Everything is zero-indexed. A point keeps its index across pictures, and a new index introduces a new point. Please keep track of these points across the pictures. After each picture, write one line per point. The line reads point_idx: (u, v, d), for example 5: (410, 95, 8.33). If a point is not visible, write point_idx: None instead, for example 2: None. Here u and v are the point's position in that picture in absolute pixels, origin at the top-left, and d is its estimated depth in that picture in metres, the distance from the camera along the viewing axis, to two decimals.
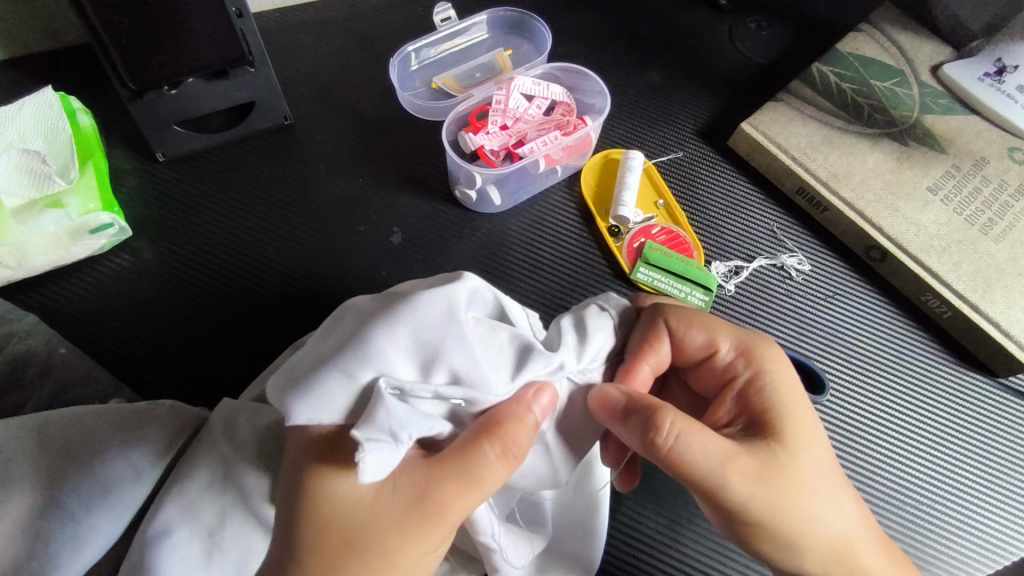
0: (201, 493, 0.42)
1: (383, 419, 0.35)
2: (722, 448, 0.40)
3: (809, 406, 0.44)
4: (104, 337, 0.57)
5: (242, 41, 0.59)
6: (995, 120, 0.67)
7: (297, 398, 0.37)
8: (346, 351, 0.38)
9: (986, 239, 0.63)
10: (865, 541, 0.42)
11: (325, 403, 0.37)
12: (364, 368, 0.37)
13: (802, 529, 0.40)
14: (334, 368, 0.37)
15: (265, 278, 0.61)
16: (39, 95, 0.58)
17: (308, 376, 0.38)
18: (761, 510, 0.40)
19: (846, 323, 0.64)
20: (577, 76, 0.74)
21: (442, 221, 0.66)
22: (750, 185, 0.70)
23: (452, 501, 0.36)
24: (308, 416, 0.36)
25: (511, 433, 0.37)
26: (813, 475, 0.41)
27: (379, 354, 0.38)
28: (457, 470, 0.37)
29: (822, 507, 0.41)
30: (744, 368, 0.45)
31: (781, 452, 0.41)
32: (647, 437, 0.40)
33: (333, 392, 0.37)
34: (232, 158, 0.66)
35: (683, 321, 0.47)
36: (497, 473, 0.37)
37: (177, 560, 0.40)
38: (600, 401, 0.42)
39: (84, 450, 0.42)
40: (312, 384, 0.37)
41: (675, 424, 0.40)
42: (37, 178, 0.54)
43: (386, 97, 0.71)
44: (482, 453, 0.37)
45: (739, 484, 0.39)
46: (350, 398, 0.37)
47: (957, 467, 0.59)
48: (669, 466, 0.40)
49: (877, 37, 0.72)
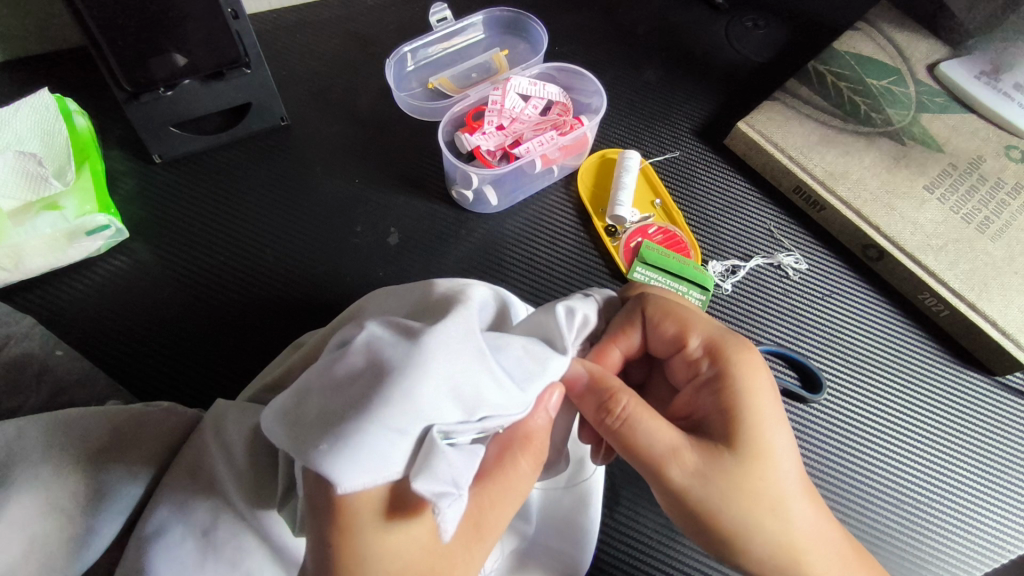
0: (197, 495, 0.43)
1: (444, 471, 0.33)
2: (666, 441, 0.40)
3: (770, 409, 0.42)
4: (101, 339, 0.57)
5: (239, 43, 0.59)
6: (991, 118, 0.67)
7: (341, 462, 0.32)
8: (378, 396, 0.34)
9: (983, 238, 0.63)
10: (813, 549, 0.41)
11: (375, 462, 0.33)
12: (410, 416, 0.34)
13: (741, 531, 0.40)
14: (371, 419, 0.33)
15: (262, 279, 0.61)
16: (35, 97, 0.58)
17: (341, 433, 0.33)
18: (699, 505, 0.40)
19: (842, 321, 0.64)
20: (573, 76, 0.74)
21: (438, 221, 0.66)
22: (747, 184, 0.70)
23: (500, 517, 0.38)
24: (358, 479, 0.32)
25: (538, 442, 0.40)
26: (761, 481, 0.40)
27: (424, 399, 0.34)
28: (501, 488, 0.38)
29: (766, 515, 0.40)
30: (708, 367, 0.44)
31: (729, 455, 0.40)
32: (599, 419, 0.42)
33: (385, 450, 0.33)
34: (229, 160, 0.66)
35: (659, 313, 0.47)
36: (530, 480, 0.40)
37: (171, 562, 0.40)
38: (564, 377, 0.43)
39: (81, 451, 0.42)
40: (355, 444, 0.32)
41: (627, 409, 0.41)
42: (32, 179, 0.54)
43: (383, 98, 0.71)
44: (518, 467, 0.39)
45: (677, 476, 0.40)
46: (403, 453, 0.33)
47: (951, 466, 0.59)
48: (617, 448, 0.42)
49: (873, 35, 0.72)
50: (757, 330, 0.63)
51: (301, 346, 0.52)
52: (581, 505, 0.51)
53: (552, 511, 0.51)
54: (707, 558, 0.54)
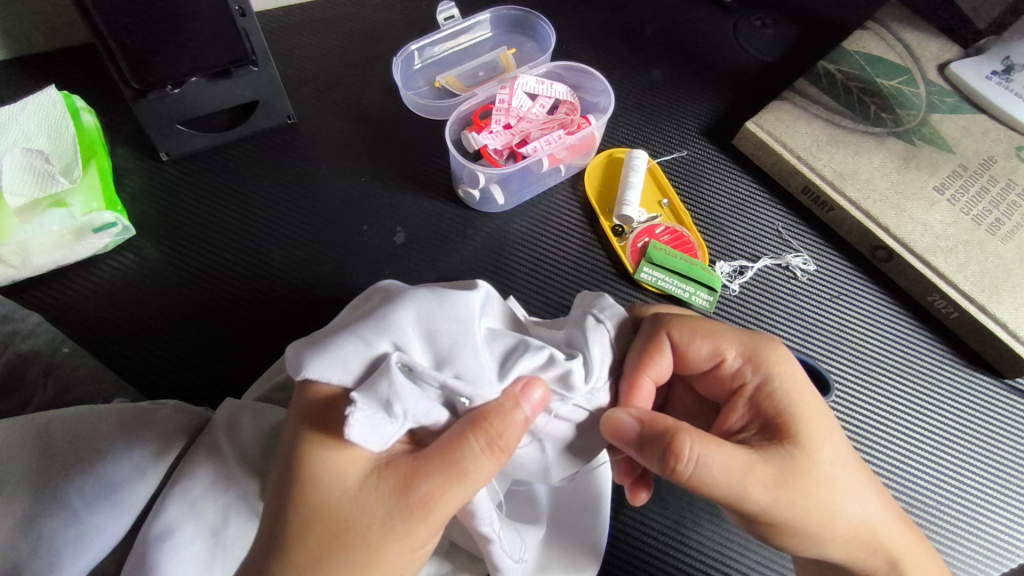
0: (204, 493, 0.43)
1: (384, 390, 0.36)
2: (741, 460, 0.39)
3: (819, 401, 0.44)
4: (109, 338, 0.57)
5: (245, 41, 0.59)
6: (1002, 119, 0.67)
7: (313, 356, 0.38)
8: (367, 322, 0.40)
9: (993, 240, 0.62)
10: (887, 523, 0.42)
11: (335, 363, 0.38)
12: (380, 338, 0.38)
13: (824, 524, 0.40)
14: (352, 335, 0.39)
15: (268, 277, 0.61)
16: (43, 95, 0.58)
17: (328, 338, 0.39)
18: (783, 511, 0.39)
19: (852, 323, 0.64)
20: (581, 75, 0.74)
21: (445, 220, 0.65)
22: (754, 185, 0.69)
23: (437, 497, 0.35)
24: (317, 372, 0.38)
25: (498, 427, 0.36)
26: (829, 470, 0.41)
27: (398, 329, 0.39)
28: (441, 464, 0.36)
29: (843, 499, 0.41)
30: (753, 374, 0.44)
31: (799, 455, 0.41)
32: (666, 464, 0.39)
33: (347, 356, 0.38)
34: (235, 157, 0.66)
35: (687, 332, 0.46)
36: (484, 468, 0.36)
37: (180, 560, 0.40)
38: (611, 427, 0.41)
39: (89, 449, 0.42)
40: (330, 345, 0.38)
41: (694, 447, 0.39)
42: (40, 177, 0.54)
43: (389, 96, 0.71)
44: (467, 450, 0.36)
45: (761, 494, 0.39)
46: (361, 364, 0.38)
47: (963, 468, 0.59)
48: (690, 487, 0.39)
49: (884, 35, 0.72)
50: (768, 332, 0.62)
51: None
52: (597, 492, 0.51)
53: (563, 500, 0.51)
54: (712, 559, 0.53)
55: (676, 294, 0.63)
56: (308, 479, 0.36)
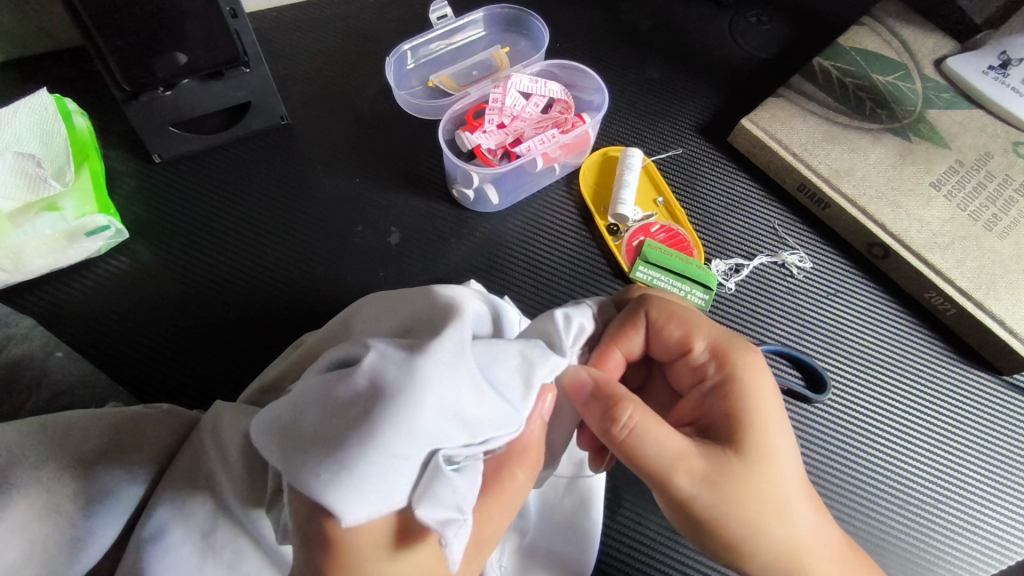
0: (195, 496, 0.43)
1: (450, 497, 0.33)
2: (676, 446, 0.40)
3: (778, 414, 0.43)
4: (103, 342, 0.57)
5: (237, 42, 0.59)
6: (998, 114, 0.66)
7: (345, 493, 0.31)
8: (381, 425, 0.32)
9: (990, 236, 0.62)
10: (817, 554, 0.42)
11: (379, 492, 0.32)
12: (414, 446, 0.32)
13: (750, 532, 0.40)
14: (376, 450, 0.32)
15: (262, 279, 0.61)
16: (34, 97, 0.58)
17: (346, 466, 0.32)
18: (704, 507, 0.40)
19: (847, 319, 0.63)
20: (575, 73, 0.73)
21: (440, 220, 0.65)
22: (750, 182, 0.69)
23: (501, 528, 0.39)
24: (364, 511, 0.32)
25: (536, 453, 0.40)
26: (765, 485, 0.41)
27: (429, 427, 0.33)
28: (497, 499, 0.38)
29: (773, 516, 0.41)
30: (715, 371, 0.45)
31: (738, 459, 0.41)
32: (602, 428, 0.41)
33: (393, 480, 0.32)
34: (229, 159, 0.66)
35: (664, 315, 0.46)
36: (527, 490, 0.40)
37: (172, 563, 0.40)
38: (569, 385, 0.42)
39: (80, 453, 0.42)
40: (360, 475, 0.31)
41: (632, 417, 0.40)
42: (32, 181, 0.54)
43: (383, 96, 0.70)
44: (515, 478, 0.39)
45: (685, 481, 0.40)
46: (410, 481, 0.32)
47: (958, 467, 0.58)
48: (620, 454, 0.41)
49: (879, 30, 0.71)
50: (761, 328, 0.62)
51: (300, 346, 0.52)
52: (590, 508, 0.51)
53: (552, 503, 0.51)
54: (708, 558, 0.53)
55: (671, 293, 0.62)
56: None
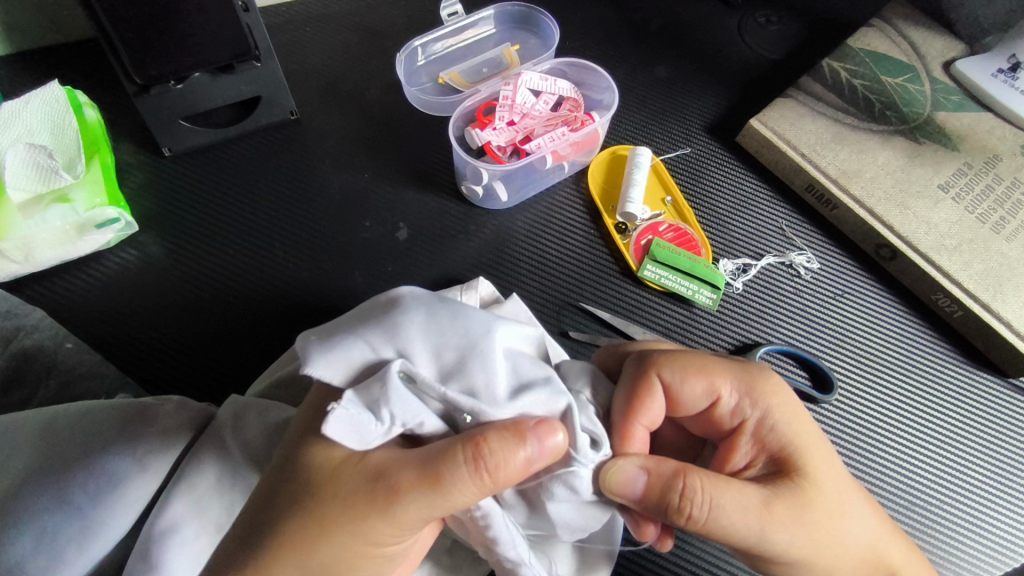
0: (209, 489, 0.44)
1: (377, 395, 0.38)
2: (757, 504, 0.41)
3: (816, 429, 0.45)
4: (114, 334, 0.57)
5: (248, 36, 0.59)
6: (1006, 116, 0.67)
7: (317, 349, 0.40)
8: (374, 324, 0.42)
9: (997, 238, 0.62)
10: (886, 539, 0.44)
11: (339, 362, 0.40)
12: (385, 346, 0.41)
13: (840, 549, 0.42)
14: (358, 337, 0.41)
15: (269, 273, 0.61)
16: (46, 90, 0.58)
17: (337, 337, 0.41)
18: (801, 549, 0.41)
19: (855, 322, 0.64)
20: (585, 72, 0.73)
21: (448, 217, 0.65)
22: (758, 181, 0.69)
23: (406, 491, 0.36)
24: (320, 369, 0.40)
25: (492, 446, 0.35)
26: (836, 498, 0.42)
27: (407, 339, 0.41)
28: (422, 461, 0.36)
29: (850, 523, 0.42)
30: (752, 410, 0.45)
31: (806, 486, 0.42)
32: (677, 510, 0.41)
33: (352, 358, 0.40)
34: (238, 153, 0.66)
35: (679, 372, 0.46)
36: (463, 481, 0.35)
37: (183, 557, 0.41)
38: (619, 486, 0.41)
39: (92, 445, 0.42)
40: (337, 345, 0.40)
41: (701, 487, 0.40)
42: (44, 173, 0.54)
43: (392, 92, 0.71)
44: (452, 454, 0.36)
45: (779, 534, 0.40)
46: (364, 368, 0.40)
47: (968, 469, 0.59)
48: (704, 530, 0.41)
49: (889, 32, 0.71)
50: (768, 329, 0.62)
51: None
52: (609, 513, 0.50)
53: None
54: (714, 557, 0.54)
55: (679, 292, 0.62)
56: (307, 476, 0.37)
